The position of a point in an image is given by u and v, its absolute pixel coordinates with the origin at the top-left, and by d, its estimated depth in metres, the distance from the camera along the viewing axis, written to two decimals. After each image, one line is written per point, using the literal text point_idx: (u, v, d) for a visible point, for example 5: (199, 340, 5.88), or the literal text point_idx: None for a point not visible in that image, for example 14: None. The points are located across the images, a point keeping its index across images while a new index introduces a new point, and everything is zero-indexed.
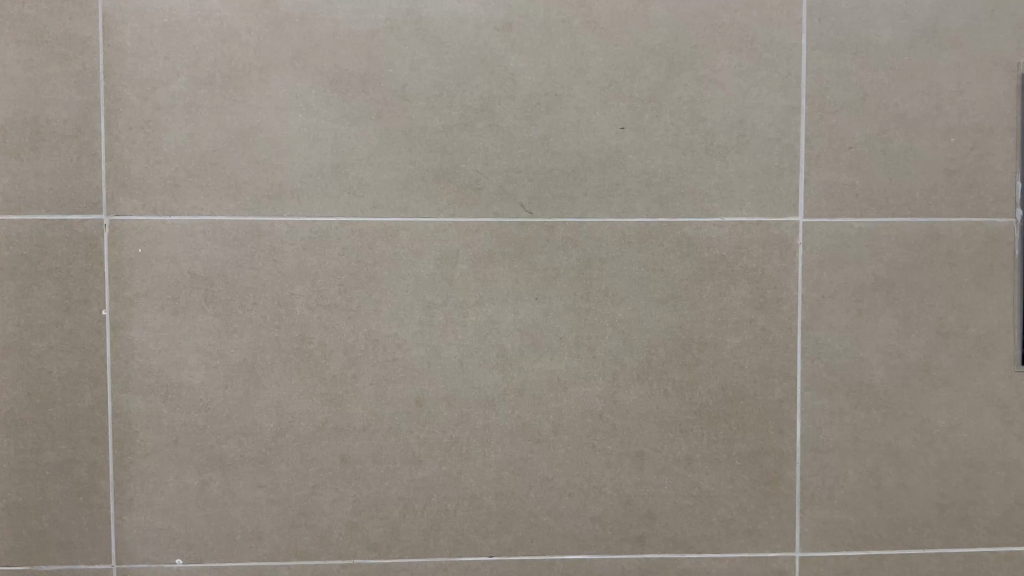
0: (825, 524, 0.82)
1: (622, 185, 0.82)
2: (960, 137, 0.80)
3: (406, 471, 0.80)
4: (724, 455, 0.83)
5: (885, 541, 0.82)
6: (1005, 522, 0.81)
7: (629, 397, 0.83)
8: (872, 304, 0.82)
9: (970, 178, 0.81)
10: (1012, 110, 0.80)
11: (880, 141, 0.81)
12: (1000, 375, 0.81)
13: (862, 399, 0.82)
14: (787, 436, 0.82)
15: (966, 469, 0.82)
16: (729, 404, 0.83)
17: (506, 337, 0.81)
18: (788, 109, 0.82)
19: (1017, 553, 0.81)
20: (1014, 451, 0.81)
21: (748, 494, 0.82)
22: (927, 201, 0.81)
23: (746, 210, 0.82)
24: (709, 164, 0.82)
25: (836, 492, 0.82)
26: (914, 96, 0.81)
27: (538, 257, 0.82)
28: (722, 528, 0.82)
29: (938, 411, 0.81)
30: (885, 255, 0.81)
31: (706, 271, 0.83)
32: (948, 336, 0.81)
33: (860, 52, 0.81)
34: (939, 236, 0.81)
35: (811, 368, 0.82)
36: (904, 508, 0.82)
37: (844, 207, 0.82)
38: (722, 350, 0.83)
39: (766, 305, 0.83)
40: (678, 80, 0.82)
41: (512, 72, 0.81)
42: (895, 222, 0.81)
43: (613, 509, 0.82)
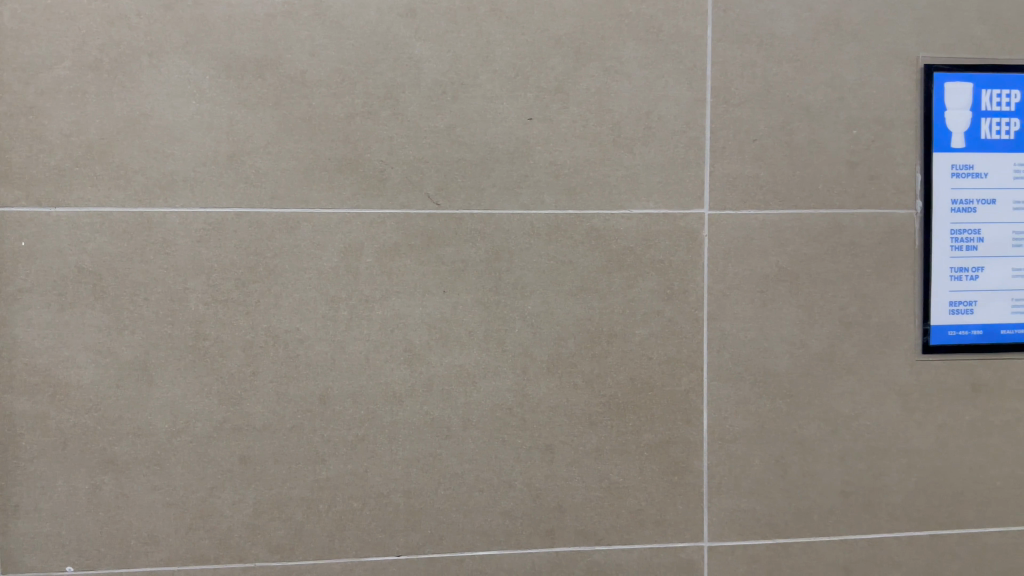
0: (733, 513, 0.83)
1: (531, 177, 0.79)
2: (862, 130, 0.82)
3: (309, 471, 0.79)
4: (633, 446, 0.82)
5: (791, 529, 0.83)
6: (904, 506, 0.85)
7: (539, 390, 0.81)
8: (777, 295, 0.82)
9: (871, 171, 0.82)
10: (909, 104, 0.82)
11: (784, 134, 0.81)
12: (901, 362, 0.84)
13: (768, 389, 0.82)
14: (695, 425, 0.82)
15: (869, 456, 0.84)
16: (638, 395, 0.81)
17: (413, 331, 0.79)
18: (692, 101, 0.80)
19: (915, 536, 0.85)
20: (914, 438, 0.84)
21: (656, 484, 0.82)
22: (830, 192, 0.82)
23: (652, 203, 0.80)
24: (617, 155, 0.80)
25: (743, 482, 0.83)
26: (818, 89, 0.81)
27: (445, 251, 0.79)
28: (632, 519, 0.82)
29: (843, 400, 0.83)
30: (789, 246, 0.82)
31: (615, 261, 0.80)
32: (851, 325, 0.83)
33: (764, 46, 0.80)
34: (842, 227, 0.82)
35: (717, 359, 0.82)
36: (810, 495, 0.83)
37: (747, 199, 0.81)
38: (631, 341, 0.81)
39: (673, 296, 0.81)
40: (585, 70, 0.79)
41: (415, 59, 0.77)
42: (799, 214, 0.81)
43: (522, 504, 0.81)
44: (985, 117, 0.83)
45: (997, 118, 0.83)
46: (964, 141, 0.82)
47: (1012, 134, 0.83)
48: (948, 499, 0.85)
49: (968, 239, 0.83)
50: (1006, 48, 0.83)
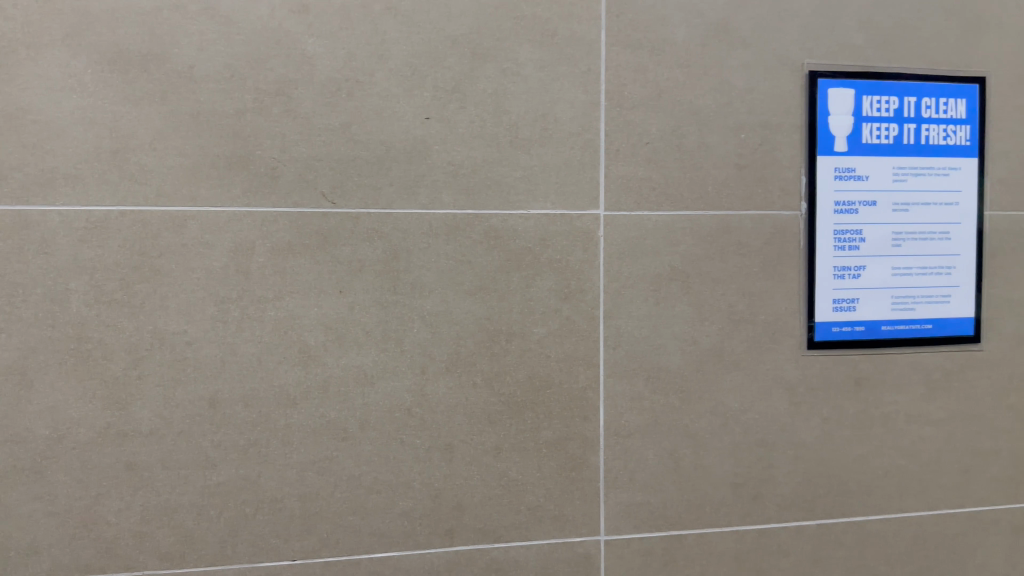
0: (628, 507, 0.84)
1: (429, 176, 0.79)
2: (749, 134, 0.84)
3: (199, 476, 0.77)
4: (531, 443, 0.82)
5: (685, 521, 0.86)
6: (791, 496, 0.88)
7: (438, 390, 0.80)
8: (670, 293, 0.84)
9: (758, 173, 0.85)
10: (795, 109, 0.85)
11: (675, 137, 0.83)
12: (787, 358, 0.87)
13: (661, 385, 0.84)
14: (591, 421, 0.83)
15: (758, 448, 0.87)
16: (536, 393, 0.82)
17: (308, 331, 0.78)
18: (587, 104, 0.81)
19: (802, 525, 0.88)
20: (799, 430, 0.87)
21: (554, 481, 0.83)
22: (718, 194, 0.84)
23: (549, 204, 0.81)
24: (514, 156, 0.80)
25: (638, 476, 0.84)
26: (708, 94, 0.83)
27: (340, 250, 0.78)
28: (530, 516, 0.82)
29: (732, 394, 0.86)
30: (681, 246, 0.84)
31: (513, 261, 0.81)
32: (740, 322, 0.85)
33: (656, 51, 0.82)
34: (730, 228, 0.85)
35: (612, 356, 0.83)
36: (701, 487, 0.86)
37: (641, 201, 0.83)
38: (529, 339, 0.82)
39: (570, 295, 0.82)
40: (482, 71, 0.79)
41: (308, 56, 0.76)
42: (690, 215, 0.84)
43: (420, 504, 0.80)
44: (866, 123, 0.86)
45: (876, 123, 0.87)
46: (847, 145, 0.86)
47: (891, 138, 0.87)
48: (833, 489, 0.89)
49: (851, 239, 0.87)
50: (884, 57, 0.87)
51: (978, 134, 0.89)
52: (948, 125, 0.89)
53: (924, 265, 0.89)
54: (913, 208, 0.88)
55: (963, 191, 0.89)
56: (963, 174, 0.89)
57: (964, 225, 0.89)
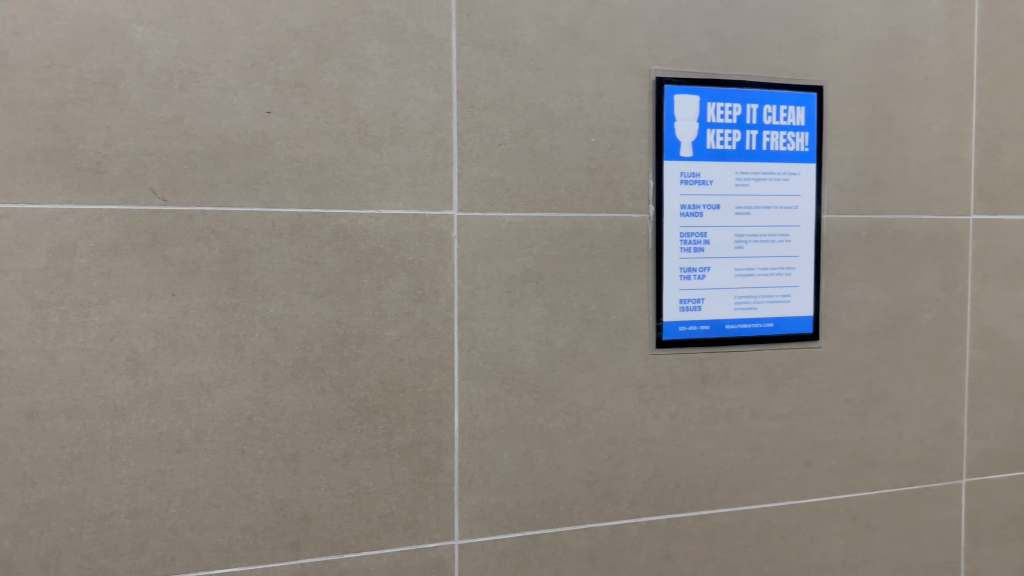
0: (483, 510, 0.83)
1: (271, 173, 0.75)
2: (599, 137, 0.85)
3: (16, 494, 0.71)
4: (383, 450, 0.80)
5: (539, 521, 0.85)
6: (642, 493, 0.89)
7: (282, 397, 0.77)
8: (523, 295, 0.83)
9: (608, 176, 0.86)
10: (643, 114, 0.87)
11: (528, 139, 0.82)
12: (636, 357, 0.88)
13: (516, 386, 0.84)
14: (446, 425, 0.81)
15: (610, 446, 0.88)
16: (389, 397, 0.80)
17: (139, 337, 0.73)
18: (438, 103, 0.79)
19: (653, 521, 0.90)
20: (650, 427, 0.89)
21: (407, 487, 0.81)
22: (570, 196, 0.84)
23: (401, 204, 0.79)
24: (363, 154, 0.78)
25: (493, 479, 0.83)
26: (559, 97, 0.83)
27: (174, 250, 0.73)
28: (381, 523, 0.80)
29: (584, 394, 0.86)
30: (534, 248, 0.83)
31: (363, 262, 0.78)
32: (591, 323, 0.86)
33: (507, 52, 0.81)
34: (582, 230, 0.85)
35: (467, 359, 0.82)
36: (555, 487, 0.86)
37: (494, 202, 0.82)
38: (381, 343, 0.79)
39: (423, 297, 0.80)
40: (328, 65, 0.76)
41: (137, 45, 0.72)
42: (542, 216, 0.83)
43: (264, 516, 0.77)
44: (710, 128, 0.89)
45: (720, 129, 0.90)
46: (693, 150, 0.89)
47: (733, 144, 0.90)
48: (681, 484, 0.91)
49: (696, 241, 0.90)
50: (729, 65, 0.89)
51: (815, 140, 0.93)
52: (788, 132, 0.93)
53: (764, 266, 0.93)
54: (755, 212, 0.92)
55: (802, 195, 0.93)
56: (802, 179, 0.93)
57: (802, 228, 0.94)
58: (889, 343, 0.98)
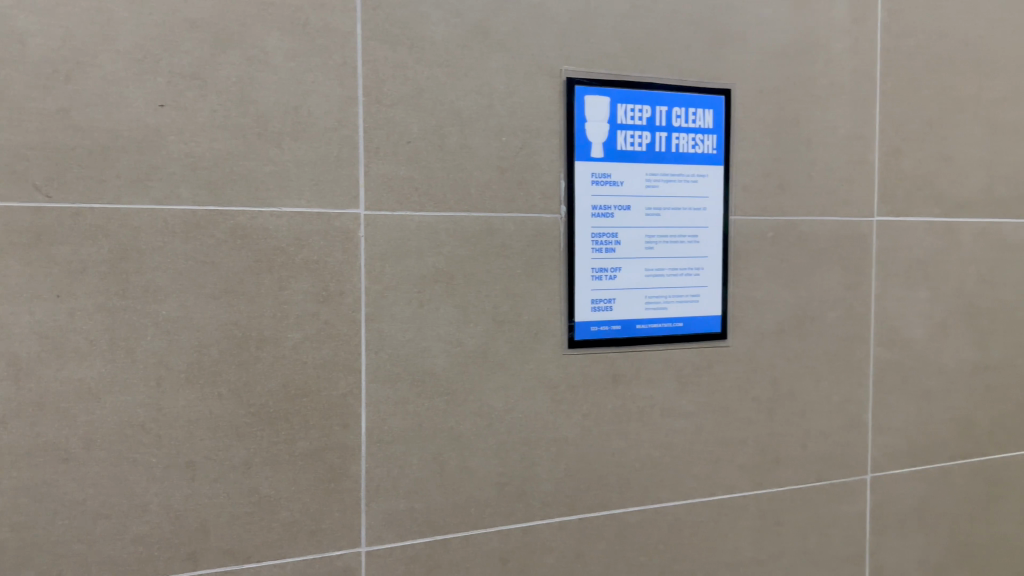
0: (391, 515, 0.81)
1: (164, 169, 0.72)
2: (510, 137, 0.84)
3: None
4: (285, 456, 0.77)
5: (450, 525, 0.84)
6: (555, 494, 0.89)
7: (176, 403, 0.74)
8: (434, 296, 0.82)
9: (520, 176, 0.85)
10: (554, 114, 0.86)
11: (437, 137, 0.81)
12: (549, 357, 0.88)
13: (425, 389, 0.82)
14: (352, 430, 0.79)
15: (522, 448, 0.87)
16: (291, 402, 0.77)
17: (20, 342, 0.69)
18: (343, 98, 0.77)
19: (565, 522, 0.89)
20: (562, 428, 0.89)
21: (311, 494, 0.78)
22: (481, 195, 0.83)
23: (303, 202, 0.76)
24: (263, 150, 0.75)
25: (401, 484, 0.81)
26: (469, 94, 0.82)
27: (59, 250, 0.70)
28: (284, 532, 0.78)
29: (496, 396, 0.85)
30: (445, 247, 0.82)
31: (263, 262, 0.75)
32: (504, 324, 0.85)
33: (415, 48, 0.79)
34: (493, 229, 0.84)
35: (375, 361, 0.80)
36: (466, 491, 0.84)
37: (402, 200, 0.80)
38: (282, 345, 0.77)
39: (327, 298, 0.78)
40: (226, 58, 0.73)
41: (19, 33, 0.68)
42: (453, 215, 0.82)
43: (158, 527, 0.74)
44: (620, 130, 0.89)
45: (630, 131, 0.90)
46: (603, 151, 0.89)
47: (643, 146, 0.91)
48: (593, 484, 0.91)
49: (608, 242, 0.90)
50: (639, 66, 0.90)
51: (724, 143, 0.95)
52: (697, 134, 0.94)
53: (673, 267, 0.94)
54: (664, 213, 0.93)
55: (711, 197, 0.95)
56: (710, 181, 0.94)
57: (711, 229, 0.95)
58: (794, 341, 1.00)
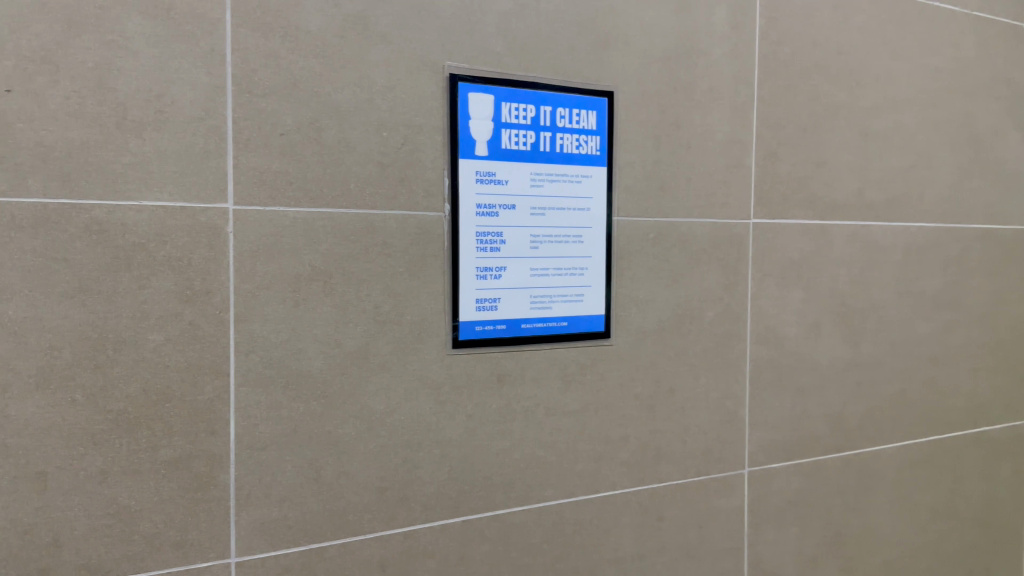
0: (263, 524, 0.78)
1: (11, 158, 0.67)
2: (391, 132, 0.82)
3: None
4: (147, 465, 0.73)
5: (326, 532, 0.81)
6: (436, 497, 0.87)
7: (25, 410, 0.69)
8: (309, 294, 0.79)
9: (401, 172, 0.83)
10: (436, 110, 0.85)
11: (313, 130, 0.78)
12: (431, 358, 0.86)
13: (300, 391, 0.79)
14: (220, 435, 0.76)
15: (403, 451, 0.85)
16: (153, 407, 0.73)
17: None
18: (211, 87, 0.74)
19: (447, 525, 0.88)
20: (445, 430, 0.87)
21: (176, 503, 0.74)
22: (361, 192, 0.81)
23: (166, 195, 0.73)
24: (123, 140, 0.71)
25: (274, 490, 0.78)
26: (346, 87, 0.80)
27: None
28: (146, 544, 0.73)
29: (376, 398, 0.83)
30: (321, 245, 0.79)
31: (122, 259, 0.71)
32: (384, 323, 0.83)
33: (289, 37, 0.76)
34: (373, 227, 0.82)
35: (245, 363, 0.77)
36: (344, 496, 0.82)
37: (275, 195, 0.77)
38: (143, 348, 0.73)
39: (193, 297, 0.74)
40: (81, 41, 0.69)
41: None
42: (330, 212, 0.79)
43: (4, 543, 0.69)
44: (504, 128, 0.89)
45: (514, 129, 0.89)
46: (487, 150, 0.88)
47: (527, 145, 0.90)
48: (477, 486, 0.90)
49: (492, 241, 0.89)
50: (522, 65, 0.89)
51: (607, 145, 0.95)
52: (580, 135, 0.94)
53: (557, 267, 0.94)
54: (548, 213, 0.93)
55: (594, 197, 0.95)
56: (594, 182, 0.95)
57: (594, 230, 0.95)
58: (675, 340, 1.02)
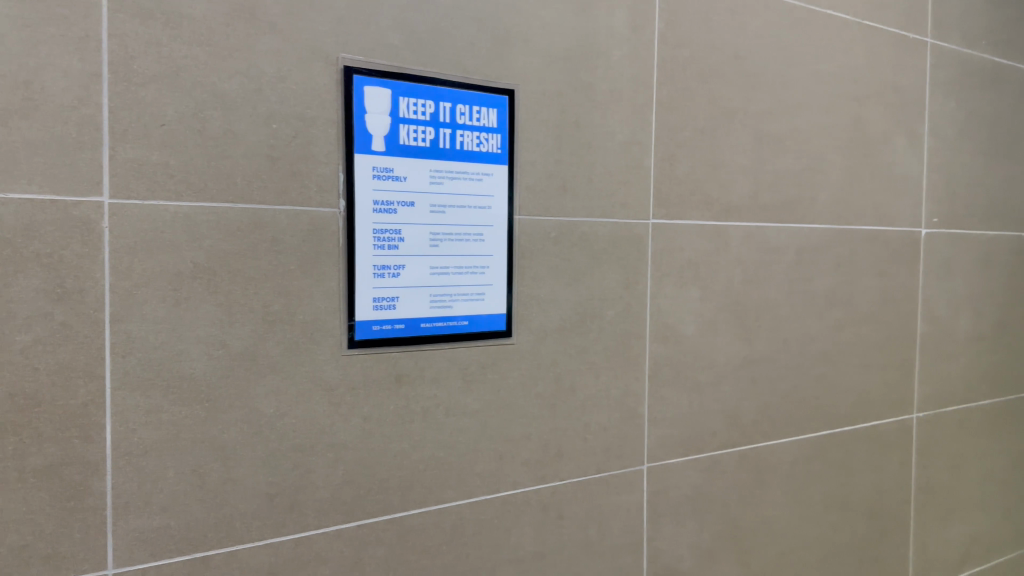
0: (143, 533, 0.75)
1: None
2: (281, 125, 0.79)
3: None
4: (14, 474, 0.69)
5: (212, 541, 0.78)
6: (330, 501, 0.85)
7: None
8: (193, 293, 0.76)
9: (291, 166, 0.80)
10: (330, 103, 0.82)
11: (197, 121, 0.75)
12: (324, 358, 0.84)
13: (183, 394, 0.76)
14: (95, 442, 0.72)
15: (294, 455, 0.82)
16: (19, 413, 0.69)
17: None
18: (85, 74, 0.70)
19: (341, 530, 0.86)
20: (339, 432, 0.85)
21: (45, 514, 0.70)
22: (248, 186, 0.78)
23: (34, 187, 0.68)
24: None
25: (154, 498, 0.75)
26: (233, 77, 0.77)
27: None
28: (12, 558, 0.69)
29: (265, 400, 0.80)
30: (206, 241, 0.76)
31: None
32: (274, 323, 0.80)
33: (171, 24, 0.73)
34: (262, 223, 0.79)
35: (123, 365, 0.73)
36: (231, 503, 0.79)
37: (155, 189, 0.73)
38: (8, 350, 0.68)
39: (65, 296, 0.70)
40: None
41: None
42: (214, 207, 0.76)
43: None
44: (403, 124, 0.87)
45: (413, 125, 0.88)
46: (385, 145, 0.86)
47: (427, 142, 0.89)
48: (372, 489, 0.88)
49: (390, 238, 0.87)
50: (420, 60, 0.88)
51: (507, 143, 0.95)
52: (481, 133, 0.93)
53: (458, 265, 0.92)
54: (449, 211, 0.91)
55: (495, 196, 0.94)
56: (495, 180, 0.94)
57: (496, 228, 0.95)
58: (574, 339, 1.02)
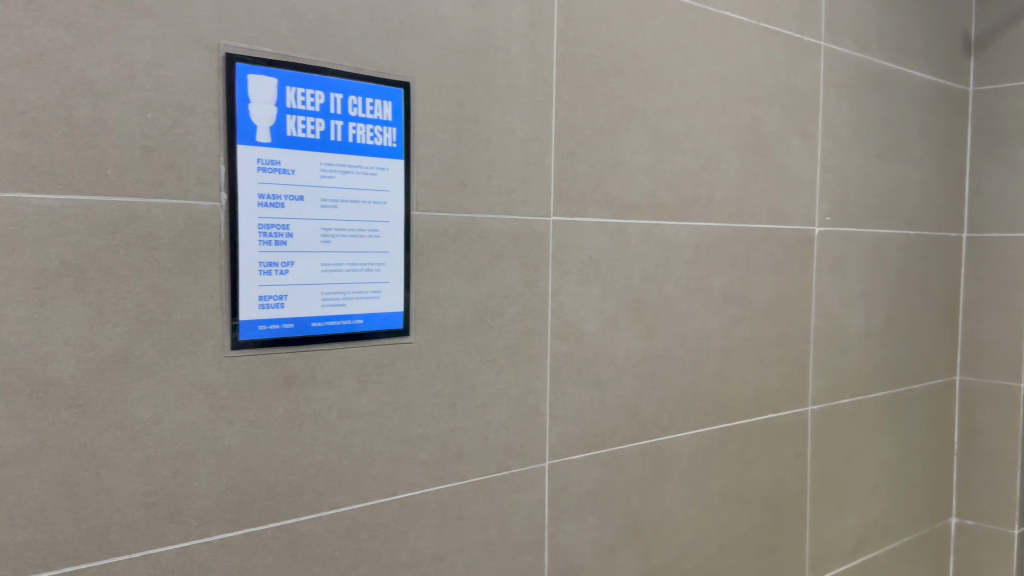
0: (5, 548, 0.70)
1: None
2: (156, 113, 0.75)
3: None
4: None
5: (83, 554, 0.74)
6: (214, 509, 0.81)
7: None
8: (59, 291, 0.71)
9: (168, 158, 0.76)
10: (211, 92, 0.79)
11: (62, 109, 0.71)
12: (206, 360, 0.80)
13: (49, 399, 0.71)
14: None
15: (174, 461, 0.79)
16: None
17: None
18: None
19: (226, 538, 0.82)
20: (223, 437, 0.82)
21: None
22: (121, 178, 0.74)
23: None
24: None
25: (17, 511, 0.70)
26: (103, 63, 0.72)
27: None
28: None
29: (141, 404, 0.76)
30: (73, 236, 0.72)
31: None
32: (150, 323, 0.76)
33: (33, 5, 0.69)
34: (136, 218, 0.75)
35: None
36: (105, 513, 0.75)
37: (15, 180, 0.69)
38: None
39: None
40: None
41: None
42: (83, 200, 0.72)
43: None
44: (290, 114, 0.84)
45: (301, 116, 0.85)
46: (270, 136, 0.82)
47: (316, 134, 0.86)
48: (260, 495, 0.85)
49: (277, 234, 0.84)
50: (309, 50, 0.85)
51: (403, 137, 0.93)
52: (375, 126, 0.91)
53: (351, 262, 0.90)
54: (341, 206, 0.88)
55: (390, 191, 0.92)
56: (390, 175, 0.92)
57: (392, 224, 0.92)
58: (473, 337, 1.01)
